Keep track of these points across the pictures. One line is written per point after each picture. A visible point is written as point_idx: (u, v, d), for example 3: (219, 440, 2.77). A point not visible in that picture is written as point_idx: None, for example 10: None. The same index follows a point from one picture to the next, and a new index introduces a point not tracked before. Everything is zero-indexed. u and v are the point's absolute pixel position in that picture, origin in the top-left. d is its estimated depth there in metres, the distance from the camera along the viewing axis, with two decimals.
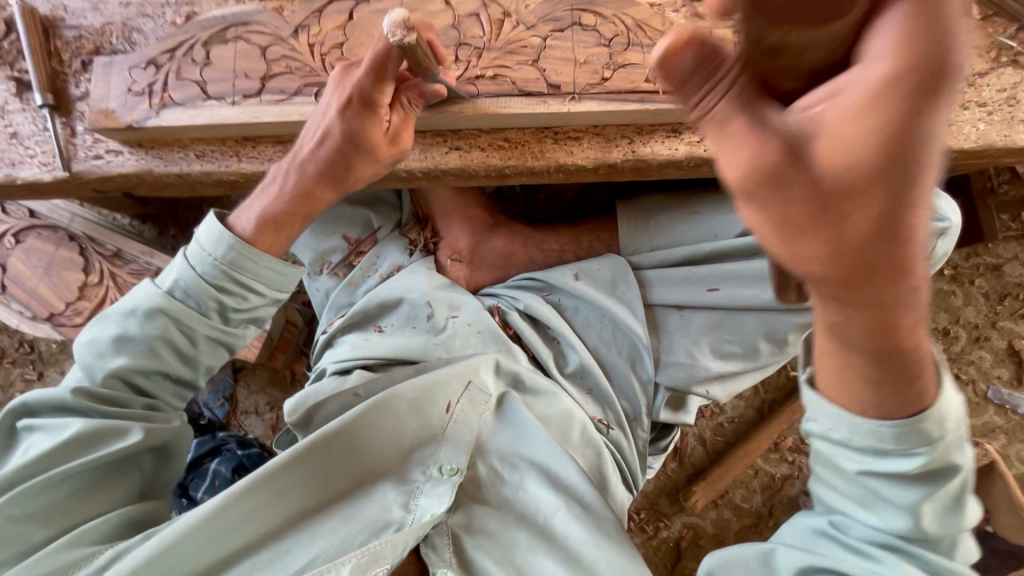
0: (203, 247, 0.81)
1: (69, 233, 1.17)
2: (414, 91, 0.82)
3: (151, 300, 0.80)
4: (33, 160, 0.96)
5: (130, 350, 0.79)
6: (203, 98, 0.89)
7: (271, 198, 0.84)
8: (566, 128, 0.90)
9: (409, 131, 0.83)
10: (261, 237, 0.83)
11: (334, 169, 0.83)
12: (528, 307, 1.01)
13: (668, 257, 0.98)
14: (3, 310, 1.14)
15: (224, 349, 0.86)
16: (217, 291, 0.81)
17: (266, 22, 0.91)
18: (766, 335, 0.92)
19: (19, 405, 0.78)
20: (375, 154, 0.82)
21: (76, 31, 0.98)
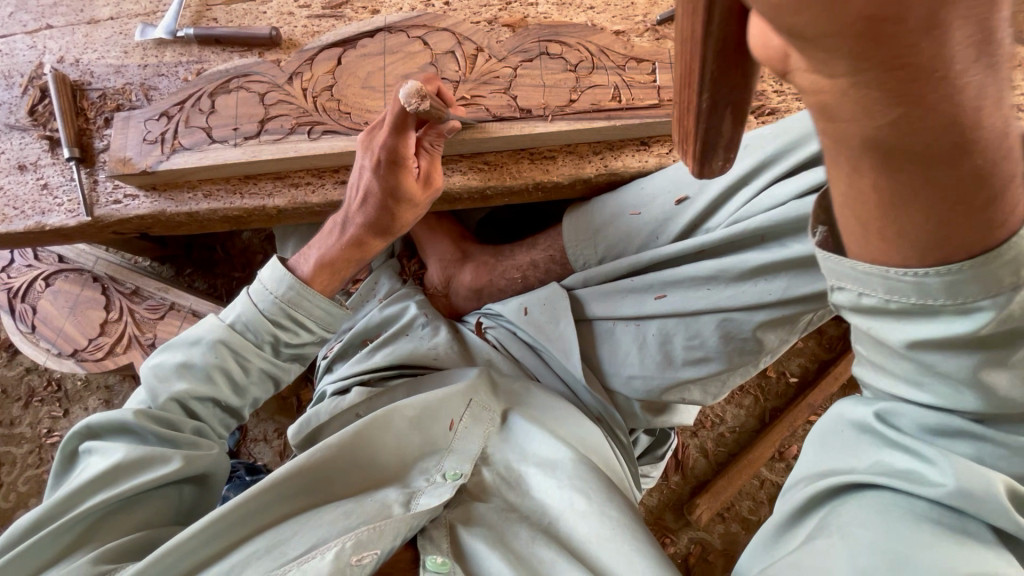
0: (265, 285, 0.86)
1: (93, 274, 1.26)
2: (432, 134, 0.87)
3: (215, 331, 0.84)
4: (61, 209, 1.06)
5: (190, 376, 0.83)
6: (208, 142, 0.98)
7: (326, 245, 0.91)
8: (540, 149, 0.96)
9: (438, 175, 0.90)
10: (320, 279, 0.89)
11: (381, 220, 0.89)
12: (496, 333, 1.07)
13: (609, 270, 0.93)
14: (32, 349, 1.22)
15: (271, 383, 0.90)
16: (274, 328, 0.85)
17: (265, 72, 1.00)
18: (726, 338, 0.81)
19: (84, 429, 0.81)
20: (412, 201, 0.88)
21: (102, 92, 1.10)
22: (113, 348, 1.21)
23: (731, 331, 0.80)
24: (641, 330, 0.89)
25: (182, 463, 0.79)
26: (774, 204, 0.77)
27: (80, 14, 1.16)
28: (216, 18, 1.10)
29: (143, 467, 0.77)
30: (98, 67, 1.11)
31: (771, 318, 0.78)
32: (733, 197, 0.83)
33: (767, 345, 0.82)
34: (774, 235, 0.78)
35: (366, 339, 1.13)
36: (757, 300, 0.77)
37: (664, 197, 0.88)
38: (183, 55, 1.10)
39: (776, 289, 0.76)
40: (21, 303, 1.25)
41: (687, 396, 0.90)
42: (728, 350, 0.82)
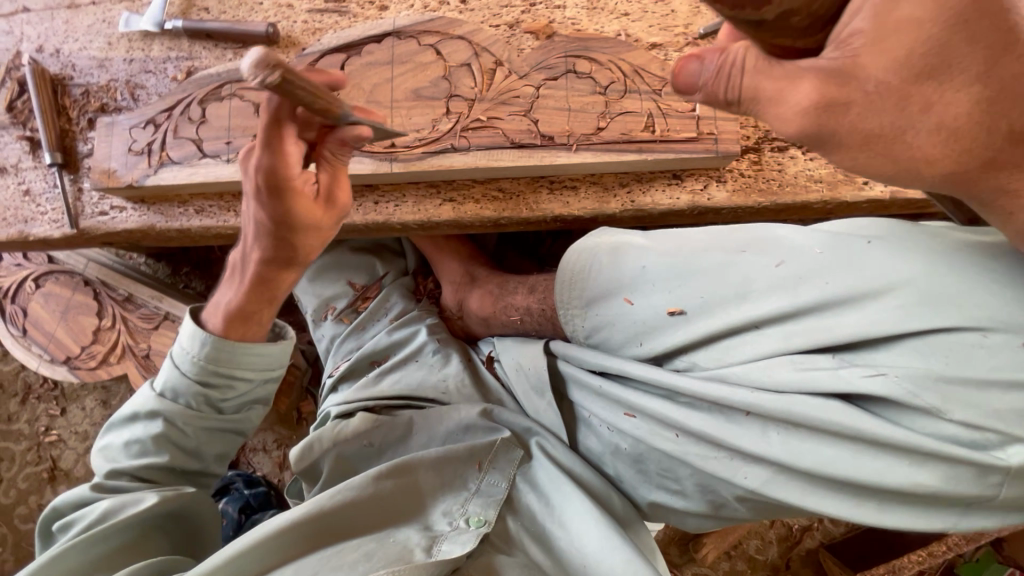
0: (183, 348, 0.80)
1: (84, 278, 1.20)
2: (333, 140, 0.70)
3: (146, 404, 0.81)
4: (44, 218, 0.99)
5: (135, 451, 0.81)
6: (199, 156, 0.90)
7: (237, 289, 0.81)
8: (561, 178, 0.87)
9: (343, 189, 0.74)
10: (232, 330, 0.80)
11: (280, 252, 0.76)
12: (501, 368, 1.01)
13: (588, 361, 0.83)
14: (23, 354, 1.18)
15: (229, 433, 0.87)
16: (202, 388, 0.80)
17: None
18: (702, 489, 0.72)
19: (51, 512, 0.81)
20: (312, 226, 0.73)
21: (85, 88, 1.01)
22: (107, 357, 1.17)
23: (709, 487, 0.71)
24: (613, 439, 0.82)
25: (157, 499, 0.77)
26: (772, 362, 0.64)
27: None
28: (208, 9, 1.00)
29: (120, 508, 0.76)
30: (80, 59, 1.02)
31: (750, 494, 0.67)
32: (739, 330, 0.67)
33: (751, 513, 0.72)
34: (761, 414, 0.64)
35: (375, 359, 1.06)
36: (727, 474, 0.67)
37: (659, 300, 0.74)
38: (172, 49, 1.00)
39: (753, 475, 0.65)
40: (10, 305, 1.19)
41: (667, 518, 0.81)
42: (701, 498, 0.73)
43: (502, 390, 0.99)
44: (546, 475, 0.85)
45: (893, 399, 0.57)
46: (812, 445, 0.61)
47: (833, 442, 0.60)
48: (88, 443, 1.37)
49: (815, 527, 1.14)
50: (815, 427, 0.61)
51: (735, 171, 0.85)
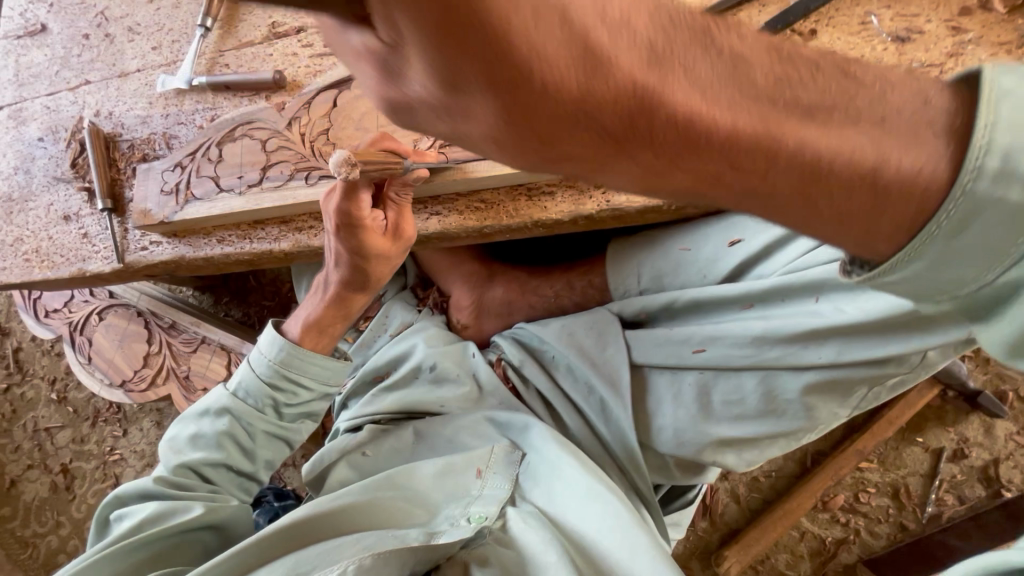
0: (262, 350, 0.89)
1: (137, 309, 1.35)
2: (398, 184, 0.82)
3: (221, 400, 0.88)
4: (98, 255, 1.14)
5: (203, 445, 0.87)
6: (217, 191, 1.02)
7: (314, 305, 0.93)
8: (538, 184, 0.91)
9: (408, 224, 0.85)
10: (308, 338, 0.91)
11: (356, 277, 0.88)
12: (523, 367, 0.99)
13: (651, 303, 0.94)
14: (88, 378, 1.34)
15: (281, 443, 0.93)
16: (272, 392, 0.88)
17: (268, 119, 1.03)
18: (770, 395, 0.81)
19: (115, 498, 0.86)
20: (384, 256, 0.86)
21: (131, 142, 1.16)
22: (155, 379, 1.30)
23: (774, 386, 0.80)
24: (677, 380, 0.88)
25: (204, 511, 0.80)
26: (798, 269, 0.81)
27: (112, 68, 1.23)
28: (228, 64, 1.13)
29: (171, 514, 0.79)
30: (128, 118, 1.18)
31: (817, 379, 0.77)
32: (783, 248, 0.85)
33: (818, 416, 0.80)
34: (825, 297, 0.78)
35: (375, 375, 1.08)
36: (807, 362, 0.77)
37: (718, 240, 0.92)
38: (200, 102, 1.14)
39: (823, 353, 0.76)
40: (79, 336, 1.36)
41: (722, 459, 0.85)
42: (763, 410, 0.82)
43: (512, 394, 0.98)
44: (542, 471, 0.87)
45: None
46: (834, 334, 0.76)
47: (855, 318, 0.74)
48: (146, 460, 1.52)
49: (852, 539, 1.13)
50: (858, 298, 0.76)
51: None
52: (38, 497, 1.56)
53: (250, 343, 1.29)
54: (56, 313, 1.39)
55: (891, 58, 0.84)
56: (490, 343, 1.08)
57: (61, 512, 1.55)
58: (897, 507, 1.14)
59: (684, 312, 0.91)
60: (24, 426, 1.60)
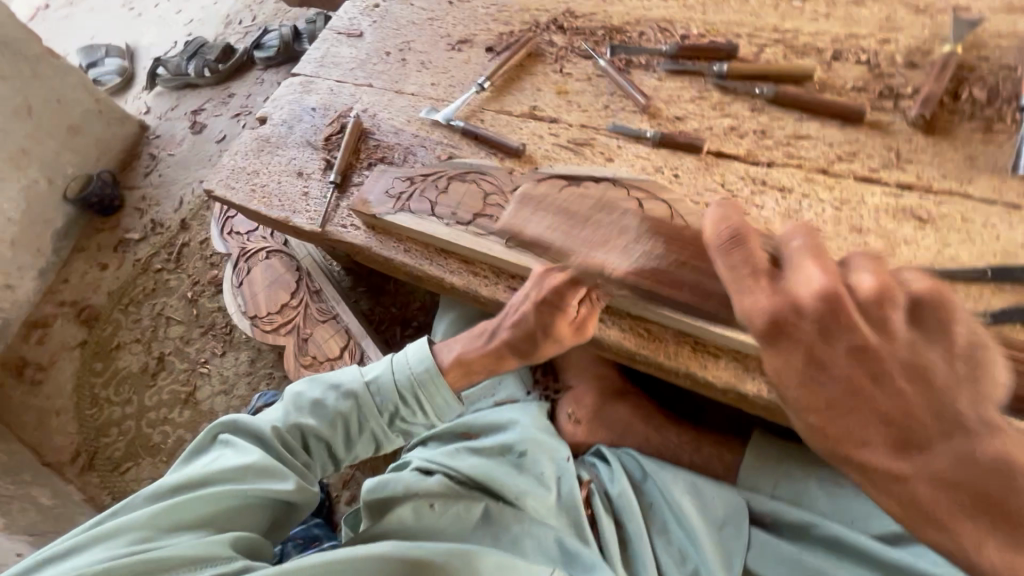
0: (408, 360, 0.96)
1: (298, 264, 1.52)
2: (601, 292, 0.94)
3: (352, 384, 0.95)
4: (307, 214, 1.31)
5: (320, 416, 0.93)
6: (429, 212, 1.16)
7: (471, 345, 1.01)
8: (708, 343, 0.93)
9: (590, 323, 0.97)
10: (454, 370, 0.99)
11: (523, 341, 0.98)
12: (617, 496, 0.97)
13: (783, 514, 0.91)
14: (231, 299, 1.50)
15: (375, 445, 0.98)
16: (397, 401, 0.95)
17: (497, 177, 1.17)
18: None
19: (228, 422, 0.91)
20: (557, 337, 0.96)
21: (378, 142, 1.37)
22: (280, 328, 1.43)
23: None
24: None
25: (296, 488, 0.86)
26: None
27: (393, 83, 1.47)
28: (483, 119, 1.32)
29: (257, 481, 0.84)
30: (385, 124, 1.40)
31: None
32: None
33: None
34: None
35: (467, 431, 1.11)
36: None
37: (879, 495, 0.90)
38: (446, 137, 1.32)
39: None
40: (243, 262, 1.54)
41: None
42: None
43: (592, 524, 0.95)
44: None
45: None
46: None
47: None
48: (224, 387, 1.63)
49: None
50: None
51: None
52: (128, 370, 1.72)
53: (369, 339, 1.39)
54: (238, 236, 1.60)
55: None
56: (587, 456, 1.08)
57: (137, 392, 1.68)
58: None
59: (819, 545, 0.87)
60: (154, 307, 1.81)
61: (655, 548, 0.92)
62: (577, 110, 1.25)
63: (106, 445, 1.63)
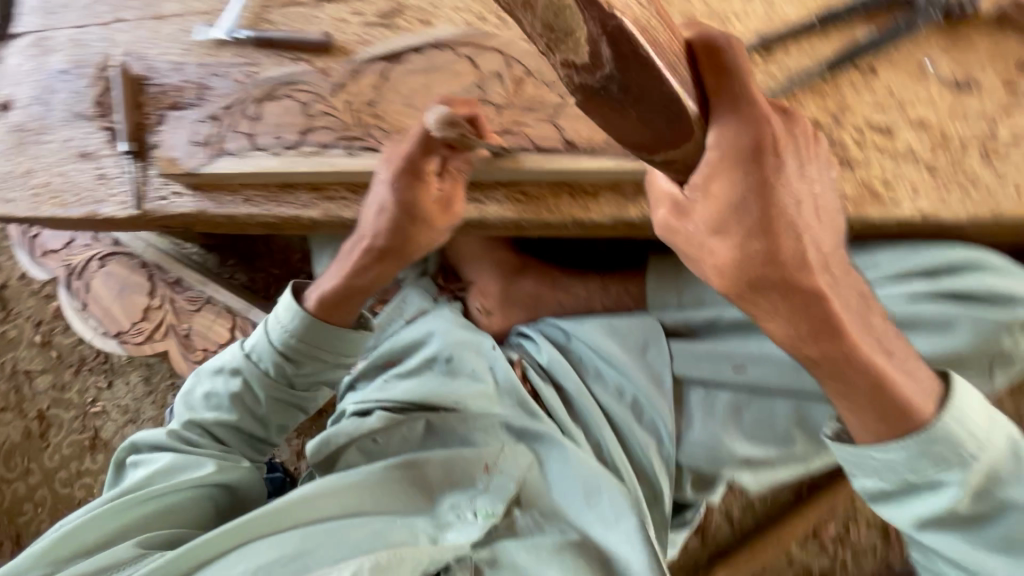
0: (281, 316, 0.88)
1: (142, 260, 1.32)
2: (460, 159, 0.85)
3: (234, 361, 0.88)
4: (114, 200, 1.10)
5: (214, 405, 0.87)
6: (251, 148, 0.99)
7: (335, 273, 0.90)
8: (583, 184, 0.90)
9: (457, 198, 0.87)
10: (322, 309, 0.88)
11: (389, 241, 0.87)
12: (549, 363, 1.00)
13: (694, 318, 0.97)
14: (83, 325, 1.30)
15: (293, 411, 0.91)
16: (286, 359, 0.87)
17: (312, 82, 1.01)
18: (799, 423, 0.92)
19: (132, 443, 0.87)
20: (425, 222, 0.87)
21: (161, 88, 1.13)
22: (153, 334, 1.26)
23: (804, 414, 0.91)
24: (710, 396, 0.94)
25: (213, 469, 0.81)
26: None
27: (149, 8, 1.18)
28: (273, 20, 1.10)
29: (181, 469, 0.81)
30: (160, 62, 1.14)
31: None
32: None
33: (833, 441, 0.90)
34: None
35: (389, 359, 1.06)
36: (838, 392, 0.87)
37: None
38: (239, 56, 1.10)
39: None
40: (77, 280, 1.32)
41: (740, 477, 0.95)
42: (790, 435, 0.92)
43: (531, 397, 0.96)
44: (566, 485, 0.90)
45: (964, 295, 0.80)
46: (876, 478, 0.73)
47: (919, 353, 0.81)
48: (127, 416, 1.47)
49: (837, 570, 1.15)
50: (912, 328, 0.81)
51: None
52: (9, 441, 1.51)
53: (257, 309, 1.26)
54: (55, 254, 1.34)
55: (943, 107, 0.86)
56: (512, 338, 1.08)
57: (32, 459, 1.49)
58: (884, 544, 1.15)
59: (730, 332, 0.95)
60: (2, 366, 1.55)
61: (595, 394, 0.98)
62: None
63: (28, 523, 1.46)
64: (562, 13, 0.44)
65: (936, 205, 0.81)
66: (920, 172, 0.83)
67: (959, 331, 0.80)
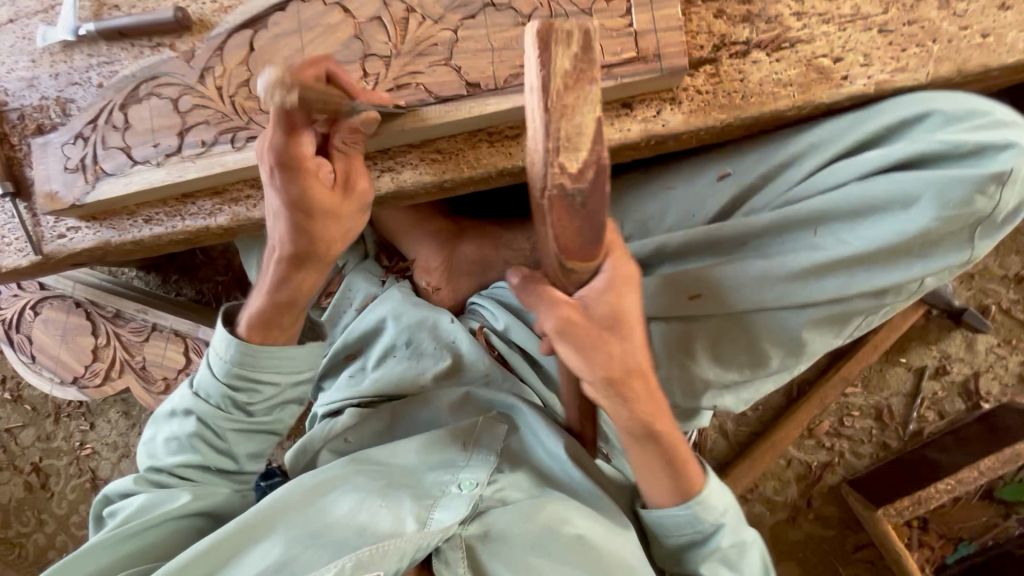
0: (215, 347, 0.78)
1: (75, 299, 1.23)
2: (344, 130, 0.69)
3: (184, 402, 0.81)
4: (9, 249, 0.99)
5: (177, 448, 0.80)
6: (131, 163, 0.88)
7: (258, 291, 0.77)
8: (500, 128, 0.80)
9: (361, 175, 0.71)
10: (253, 331, 0.77)
11: (298, 246, 0.71)
12: (507, 328, 0.95)
13: None
14: (37, 378, 1.24)
15: (262, 437, 0.83)
16: (231, 391, 0.78)
17: (174, 71, 0.86)
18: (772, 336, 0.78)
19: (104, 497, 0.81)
20: (333, 216, 0.70)
21: (20, 112, 0.99)
22: (110, 373, 1.21)
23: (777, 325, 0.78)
24: None
25: (191, 498, 0.76)
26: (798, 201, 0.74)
27: None
28: (117, 5, 0.94)
29: (158, 504, 0.75)
30: (10, 82, 0.99)
31: (825, 310, 0.74)
32: (792, 168, 0.76)
33: (809, 347, 0.78)
34: (828, 225, 0.72)
35: (349, 353, 1.01)
36: (809, 299, 0.73)
37: (707, 172, 0.81)
38: (92, 56, 0.95)
39: (829, 285, 0.72)
40: (16, 334, 1.25)
41: (722, 404, 0.85)
42: (762, 354, 0.79)
43: (496, 363, 0.94)
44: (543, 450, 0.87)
45: (934, 153, 0.67)
46: (677, 528, 0.79)
47: (879, 238, 0.69)
48: (120, 452, 1.46)
49: (835, 461, 1.19)
50: (879, 209, 0.69)
51: (691, 88, 0.74)
52: (14, 498, 1.51)
53: (207, 326, 1.20)
54: None
55: None
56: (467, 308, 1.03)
57: (42, 510, 1.50)
58: (880, 427, 1.18)
59: None
60: None
61: None
62: None
63: None
64: (572, 133, 0.52)
65: (893, 74, 0.72)
66: (872, 41, 0.72)
67: (924, 206, 0.67)
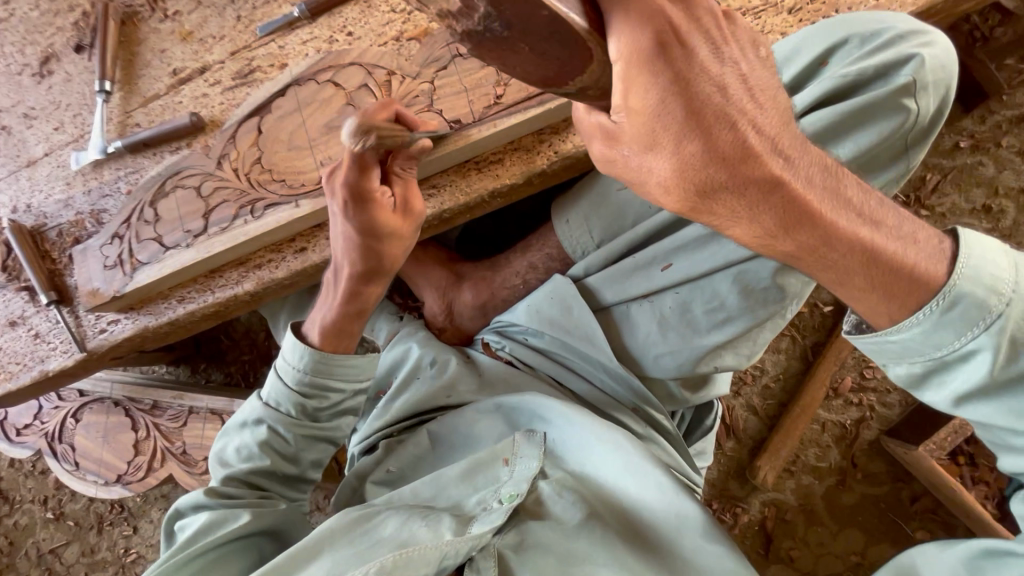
0: (286, 358, 0.85)
1: (114, 399, 1.29)
2: (402, 158, 0.79)
3: (255, 410, 0.86)
4: (56, 352, 1.07)
5: (246, 455, 0.84)
6: (163, 250, 0.97)
7: (327, 307, 0.87)
8: (485, 155, 0.90)
9: (416, 197, 0.82)
10: (327, 342, 0.86)
11: (367, 262, 0.83)
12: (512, 350, 1.02)
13: (611, 249, 0.94)
14: (82, 484, 1.27)
15: (326, 443, 0.90)
16: (303, 398, 0.84)
17: (196, 164, 0.98)
18: (745, 290, 0.83)
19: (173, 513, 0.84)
20: (397, 235, 0.82)
21: (59, 229, 1.10)
22: (151, 465, 1.25)
23: (748, 281, 0.82)
24: (656, 307, 0.90)
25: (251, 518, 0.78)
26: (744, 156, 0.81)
27: (17, 158, 1.14)
28: (139, 122, 1.08)
29: (221, 524, 0.78)
30: (49, 205, 1.11)
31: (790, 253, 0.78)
32: None
33: (789, 289, 0.82)
34: None
35: (380, 389, 1.07)
36: None
37: None
38: (120, 168, 1.08)
39: None
40: (59, 445, 1.28)
41: (722, 362, 0.90)
42: (746, 306, 0.84)
43: (514, 369, 1.01)
44: (589, 451, 0.87)
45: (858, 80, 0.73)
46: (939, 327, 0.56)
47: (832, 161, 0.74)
48: None
49: (868, 416, 1.26)
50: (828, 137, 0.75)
51: None
52: None
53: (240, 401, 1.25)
54: (28, 429, 1.30)
55: None
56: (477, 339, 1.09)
57: None
58: None
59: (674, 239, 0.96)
60: (26, 555, 1.51)
61: (561, 356, 1.00)
62: (216, 44, 1.06)
63: None
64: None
65: None
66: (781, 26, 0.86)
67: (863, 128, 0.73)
